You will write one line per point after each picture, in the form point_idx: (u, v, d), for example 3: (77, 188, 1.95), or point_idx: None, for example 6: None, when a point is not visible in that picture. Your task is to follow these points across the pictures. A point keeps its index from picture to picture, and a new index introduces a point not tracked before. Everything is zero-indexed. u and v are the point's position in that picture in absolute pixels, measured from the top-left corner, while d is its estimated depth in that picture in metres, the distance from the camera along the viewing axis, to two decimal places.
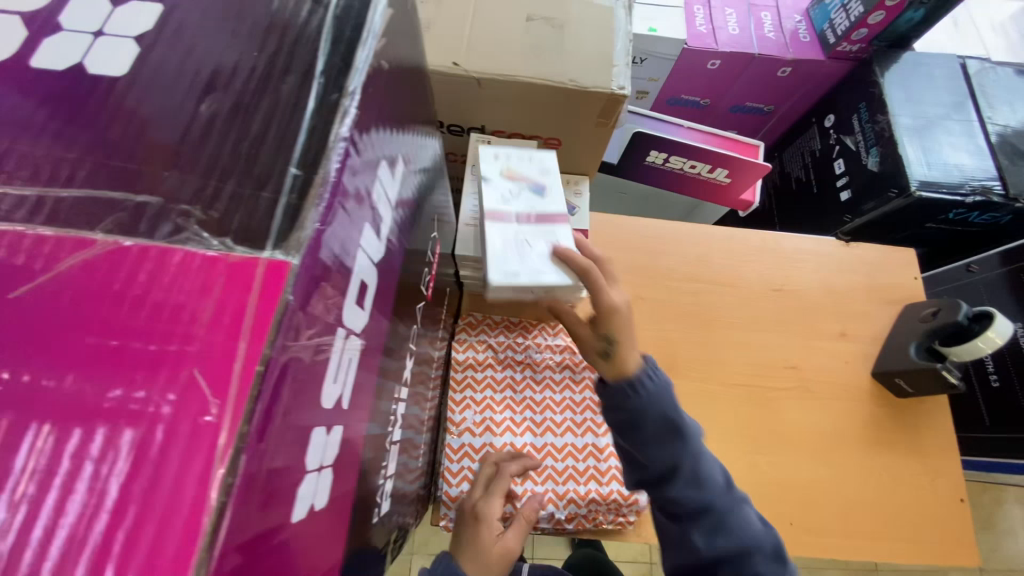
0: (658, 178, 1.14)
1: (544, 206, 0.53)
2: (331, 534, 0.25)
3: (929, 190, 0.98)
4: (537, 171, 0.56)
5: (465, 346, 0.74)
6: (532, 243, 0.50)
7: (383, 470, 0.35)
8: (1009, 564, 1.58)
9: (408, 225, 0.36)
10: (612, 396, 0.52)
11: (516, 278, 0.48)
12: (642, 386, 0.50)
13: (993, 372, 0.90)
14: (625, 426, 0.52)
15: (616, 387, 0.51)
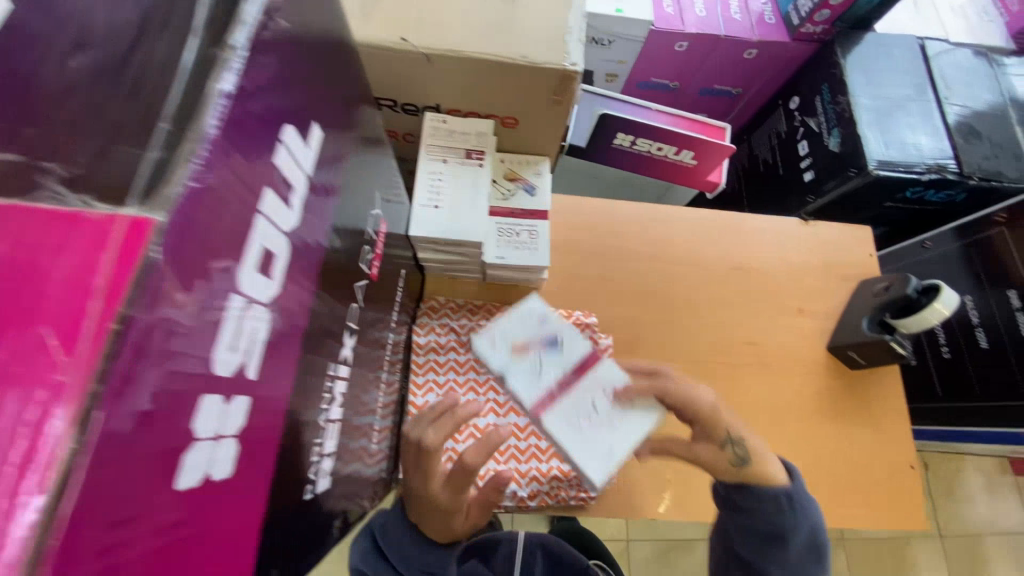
0: (627, 160, 1.14)
1: (575, 354, 0.56)
2: (243, 508, 0.25)
3: (887, 169, 1.01)
4: (540, 328, 0.57)
5: (427, 330, 0.73)
6: (600, 402, 0.53)
7: (319, 448, 0.35)
8: (967, 529, 1.66)
9: (339, 201, 0.36)
10: (779, 521, 0.54)
11: (624, 444, 0.52)
12: (799, 509, 0.54)
13: (945, 344, 0.93)
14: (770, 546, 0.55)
15: (777, 511, 0.54)
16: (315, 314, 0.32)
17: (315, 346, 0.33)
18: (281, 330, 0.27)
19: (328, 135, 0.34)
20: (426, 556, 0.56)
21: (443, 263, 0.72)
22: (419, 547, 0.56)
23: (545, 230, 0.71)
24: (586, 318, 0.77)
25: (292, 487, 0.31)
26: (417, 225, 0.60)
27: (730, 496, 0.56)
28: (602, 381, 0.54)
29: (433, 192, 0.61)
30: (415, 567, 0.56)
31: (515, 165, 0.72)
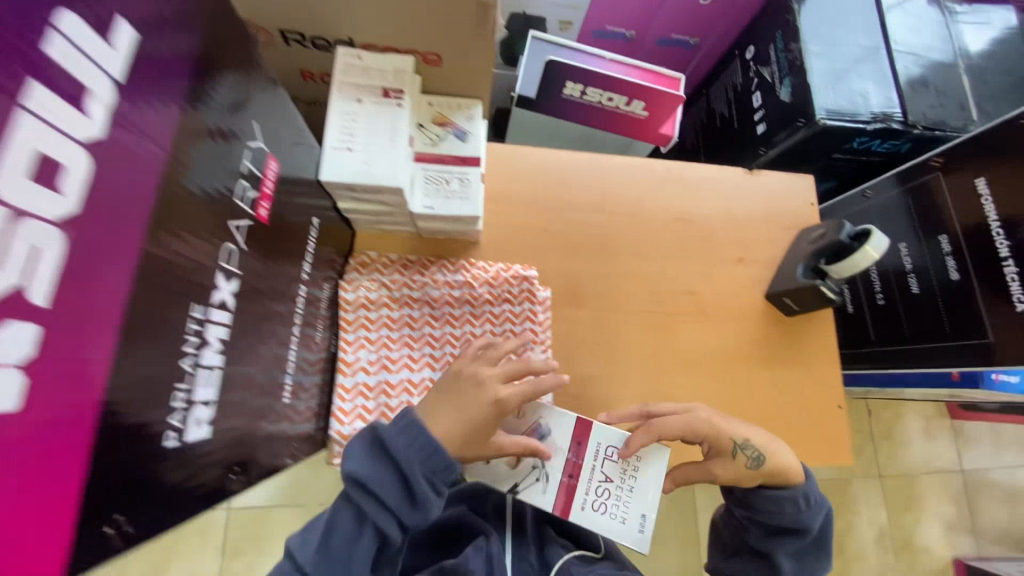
0: (577, 112, 1.10)
1: (565, 439, 0.64)
2: (51, 446, 0.24)
3: (834, 119, 1.00)
4: (542, 428, 0.65)
5: (355, 285, 0.69)
6: (608, 466, 0.63)
7: (182, 391, 0.33)
8: (904, 469, 1.78)
9: (203, 134, 0.34)
10: (788, 512, 0.68)
11: (648, 491, 0.62)
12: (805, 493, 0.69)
13: (880, 292, 0.96)
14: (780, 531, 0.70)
15: (788, 508, 0.68)
16: (157, 254, 0.30)
17: (163, 284, 0.31)
18: (83, 256, 0.25)
19: (178, 51, 0.31)
20: (428, 462, 0.58)
21: (369, 217, 0.68)
22: (422, 454, 0.57)
23: (478, 178, 0.67)
24: (525, 271, 0.75)
25: (137, 429, 0.30)
26: (329, 168, 0.56)
27: (749, 500, 0.69)
28: (598, 453, 0.63)
29: (346, 133, 0.57)
30: (415, 473, 0.57)
31: (443, 108, 0.68)
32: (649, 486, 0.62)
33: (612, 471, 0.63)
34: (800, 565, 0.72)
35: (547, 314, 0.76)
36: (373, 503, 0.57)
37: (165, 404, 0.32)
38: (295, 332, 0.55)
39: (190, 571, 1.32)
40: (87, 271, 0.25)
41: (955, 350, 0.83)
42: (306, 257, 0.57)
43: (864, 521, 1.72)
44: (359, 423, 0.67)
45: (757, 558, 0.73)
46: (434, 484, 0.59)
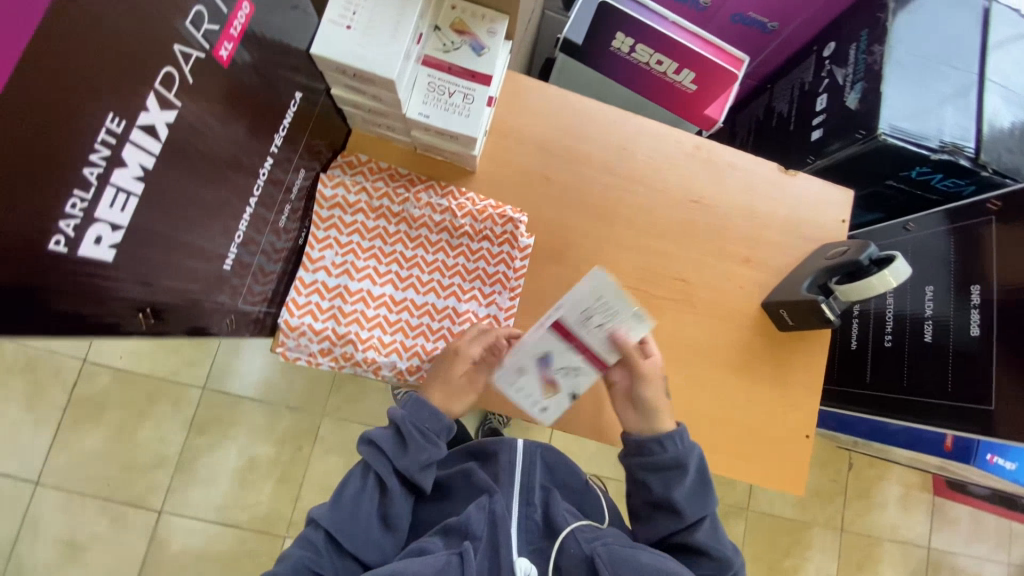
0: (622, 71, 1.03)
1: (556, 340, 0.64)
2: None
3: (897, 138, 0.90)
4: (534, 350, 0.65)
5: (335, 182, 0.67)
6: (592, 313, 0.62)
7: (79, 201, 0.32)
8: (869, 529, 1.73)
9: None
10: (667, 447, 0.65)
11: (618, 293, 0.61)
12: (670, 444, 0.65)
13: (889, 334, 0.88)
14: (670, 476, 0.65)
15: (667, 443, 0.65)
16: (66, 44, 0.29)
17: (64, 75, 0.30)
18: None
19: None
20: (421, 415, 0.65)
21: (364, 114, 0.65)
22: (415, 409, 0.65)
23: (483, 97, 0.63)
24: (513, 214, 0.71)
25: (11, 216, 0.29)
26: (321, 42, 0.53)
27: (627, 448, 0.67)
28: (580, 324, 0.63)
29: (347, 10, 0.54)
30: (411, 424, 0.64)
31: (465, 16, 0.63)
32: (613, 291, 0.61)
33: (598, 317, 0.63)
34: (708, 516, 0.65)
35: (525, 263, 0.72)
36: (379, 456, 0.64)
37: (52, 203, 0.31)
38: (251, 204, 0.52)
39: (155, 436, 1.38)
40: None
41: (952, 410, 0.77)
42: (279, 130, 0.54)
43: (812, 568, 1.68)
44: (308, 319, 0.65)
45: (663, 516, 0.66)
46: (431, 436, 0.65)
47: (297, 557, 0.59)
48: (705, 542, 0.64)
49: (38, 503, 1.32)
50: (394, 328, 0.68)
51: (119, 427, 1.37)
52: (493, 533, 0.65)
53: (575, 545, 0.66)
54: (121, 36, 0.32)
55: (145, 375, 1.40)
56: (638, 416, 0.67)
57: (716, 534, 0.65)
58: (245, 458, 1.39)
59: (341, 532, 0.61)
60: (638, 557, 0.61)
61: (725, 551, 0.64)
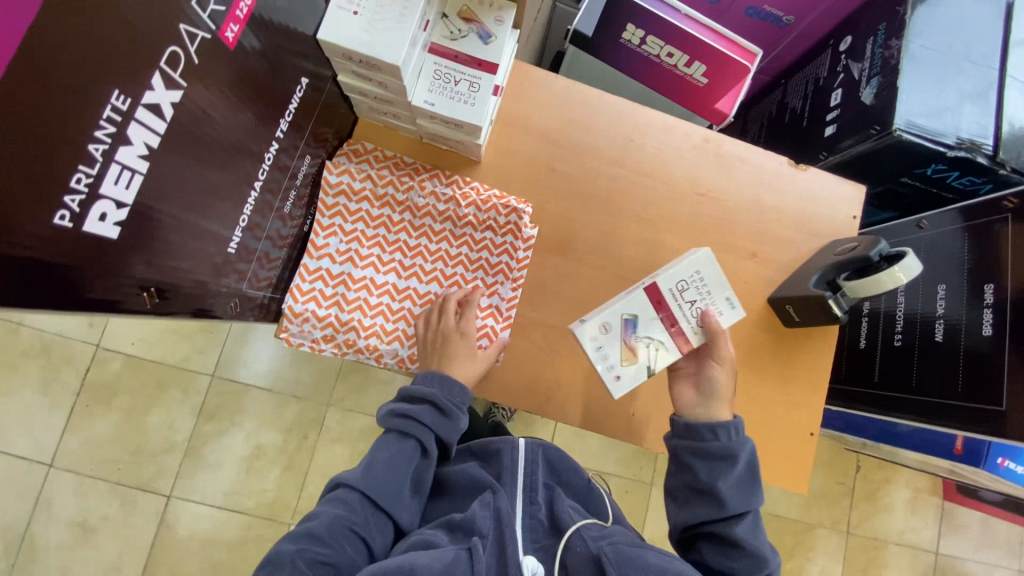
0: (632, 64, 1.02)
1: (647, 306, 0.68)
2: None
3: (913, 134, 0.88)
4: (624, 313, 0.68)
5: (340, 168, 0.67)
6: (688, 287, 0.68)
7: (83, 177, 0.33)
8: (875, 533, 1.70)
9: None
10: (718, 435, 0.64)
11: (716, 271, 0.68)
12: (722, 433, 0.64)
13: (899, 333, 0.86)
14: (717, 466, 0.63)
15: (721, 430, 0.64)
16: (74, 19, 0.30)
17: (70, 49, 0.30)
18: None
19: None
20: (456, 390, 0.65)
21: (370, 102, 0.65)
22: (453, 384, 0.65)
23: (489, 85, 0.63)
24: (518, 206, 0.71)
25: (18, 190, 0.29)
26: (328, 27, 0.53)
27: (678, 427, 0.66)
28: (675, 294, 0.68)
29: None
30: (446, 398, 0.65)
31: (473, 3, 0.63)
32: (714, 273, 0.68)
33: (692, 293, 0.68)
34: (752, 509, 0.62)
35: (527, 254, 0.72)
36: (417, 425, 0.65)
37: (57, 178, 0.31)
38: (256, 189, 0.52)
39: (164, 422, 1.40)
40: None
41: (962, 411, 0.75)
42: (285, 115, 0.54)
43: (816, 570, 1.67)
44: (312, 306, 0.65)
45: (702, 504, 0.63)
46: (462, 409, 0.66)
47: (333, 516, 0.60)
48: (743, 536, 0.61)
49: (51, 484, 1.35)
50: (396, 316, 0.68)
51: (130, 412, 1.40)
52: (499, 530, 0.63)
53: (581, 543, 0.64)
54: (127, 13, 0.33)
55: (156, 361, 1.43)
56: (698, 397, 0.67)
57: (754, 530, 0.62)
58: (252, 445, 1.41)
59: (377, 493, 0.62)
60: (644, 556, 0.60)
61: (762, 547, 0.62)
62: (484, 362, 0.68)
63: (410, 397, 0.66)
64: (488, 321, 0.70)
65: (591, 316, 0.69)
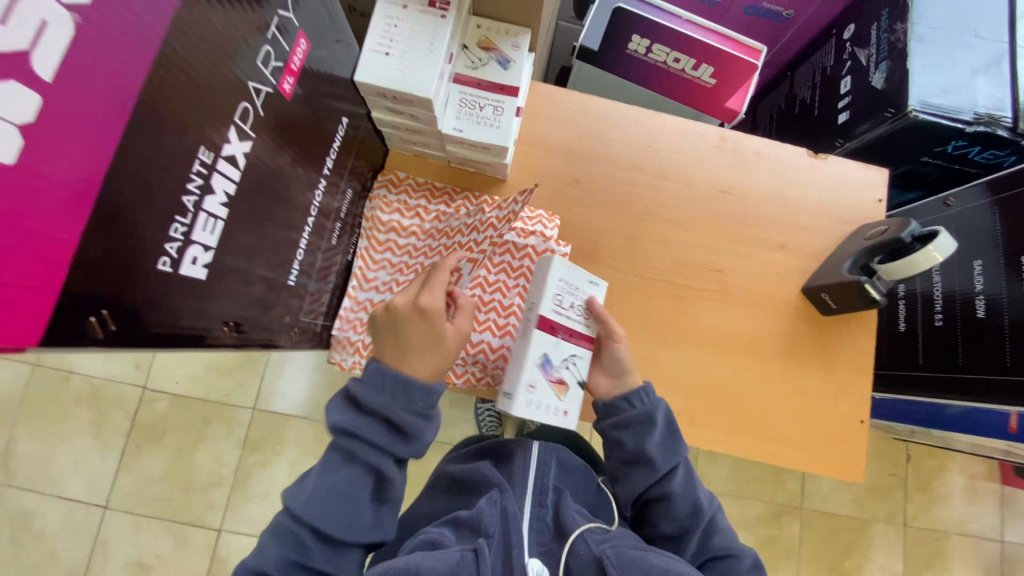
0: (640, 74, 1.05)
1: (546, 339, 0.64)
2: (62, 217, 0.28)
3: (929, 113, 0.89)
4: (533, 365, 0.63)
5: (385, 202, 0.71)
6: (562, 295, 0.66)
7: (178, 227, 0.37)
8: (934, 524, 1.64)
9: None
10: (635, 403, 0.69)
11: (572, 268, 0.68)
12: (637, 402, 0.69)
13: (939, 312, 0.85)
14: (640, 429, 0.69)
15: (636, 396, 0.70)
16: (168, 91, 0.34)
17: (167, 116, 0.34)
18: (84, 51, 0.28)
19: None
20: (417, 399, 0.58)
21: (401, 133, 0.69)
22: (410, 391, 0.58)
23: (512, 107, 0.67)
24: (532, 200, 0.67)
25: (132, 242, 0.33)
26: (364, 69, 0.57)
27: (599, 411, 0.71)
28: (558, 312, 0.66)
29: (385, 38, 0.58)
30: (402, 411, 0.58)
31: (490, 33, 0.68)
32: (568, 267, 0.67)
33: (568, 298, 0.67)
34: (679, 461, 0.70)
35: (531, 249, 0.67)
36: (371, 443, 0.58)
37: (161, 229, 0.35)
38: (308, 226, 0.56)
39: (211, 456, 1.45)
40: (86, 71, 0.28)
41: (1014, 387, 0.73)
42: (330, 153, 0.58)
43: (876, 567, 1.61)
44: (352, 333, 0.68)
45: (637, 470, 0.70)
46: (420, 416, 0.60)
47: (280, 554, 0.55)
48: (677, 487, 0.69)
49: (108, 525, 1.40)
50: None
51: (178, 449, 1.45)
52: (505, 529, 0.67)
53: (584, 546, 0.67)
54: (209, 80, 0.37)
55: (201, 398, 1.48)
56: (611, 379, 0.71)
57: (689, 482, 0.71)
58: (296, 473, 1.44)
59: (328, 524, 0.57)
60: (646, 559, 0.64)
61: (696, 493, 0.70)
62: (447, 350, 0.59)
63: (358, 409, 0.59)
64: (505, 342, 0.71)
65: (511, 401, 0.61)
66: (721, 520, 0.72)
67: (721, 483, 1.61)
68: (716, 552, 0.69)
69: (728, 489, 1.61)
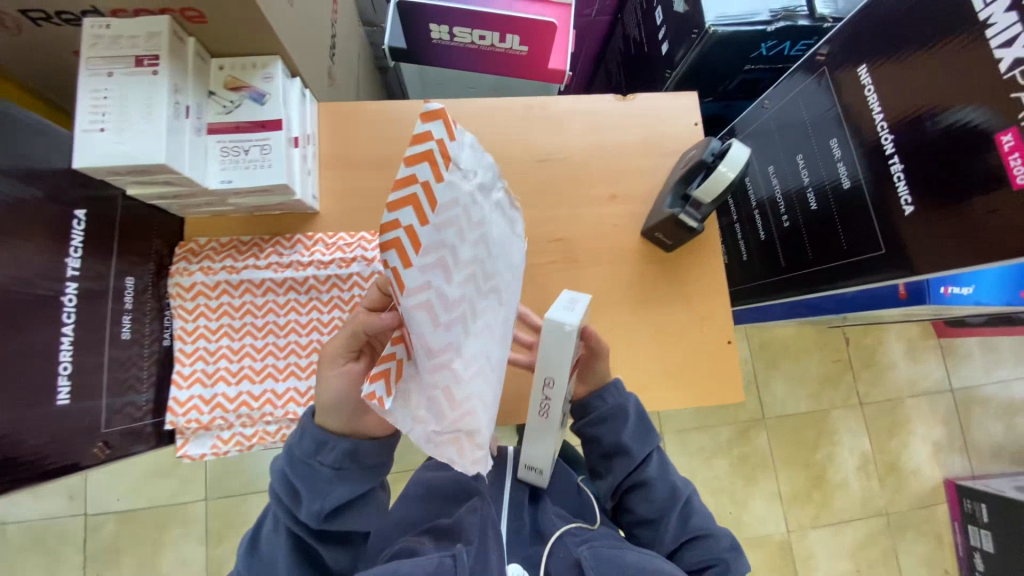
0: (457, 59, 1.02)
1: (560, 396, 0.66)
2: None
3: (728, 24, 0.88)
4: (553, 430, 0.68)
5: (190, 273, 0.67)
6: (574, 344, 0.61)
7: None
8: (889, 394, 1.70)
9: None
10: (606, 399, 0.71)
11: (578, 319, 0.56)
12: (608, 397, 0.71)
13: (785, 213, 0.87)
14: (613, 424, 0.71)
15: (611, 390, 0.71)
16: None
17: None
18: None
19: None
20: (309, 445, 0.58)
21: (177, 202, 0.65)
22: (305, 435, 0.58)
23: (279, 142, 0.62)
24: (412, 142, 0.37)
25: None
26: (81, 153, 0.53)
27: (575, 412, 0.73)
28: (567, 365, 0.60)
29: (97, 113, 0.53)
30: (299, 459, 0.58)
31: (236, 71, 0.62)
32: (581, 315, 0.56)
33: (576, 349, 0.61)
34: (653, 449, 0.74)
35: (449, 186, 0.38)
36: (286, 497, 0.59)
37: None
38: (66, 335, 0.55)
39: (177, 562, 1.39)
40: None
41: (855, 266, 0.75)
42: (70, 250, 0.56)
43: (846, 451, 1.66)
44: (196, 415, 0.65)
45: (618, 461, 0.73)
46: (318, 463, 0.58)
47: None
48: (655, 474, 0.73)
49: None
50: (283, 399, 0.67)
51: (139, 566, 1.38)
52: (482, 536, 0.65)
53: (564, 549, 0.68)
54: None
55: (147, 508, 1.40)
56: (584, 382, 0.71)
57: (663, 468, 0.74)
58: None
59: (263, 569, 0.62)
60: (622, 556, 0.65)
61: (670, 478, 0.73)
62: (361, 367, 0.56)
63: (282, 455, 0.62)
64: None
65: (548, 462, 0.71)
66: (698, 502, 0.75)
67: (685, 420, 1.63)
68: (693, 531, 0.72)
69: (693, 424, 1.63)
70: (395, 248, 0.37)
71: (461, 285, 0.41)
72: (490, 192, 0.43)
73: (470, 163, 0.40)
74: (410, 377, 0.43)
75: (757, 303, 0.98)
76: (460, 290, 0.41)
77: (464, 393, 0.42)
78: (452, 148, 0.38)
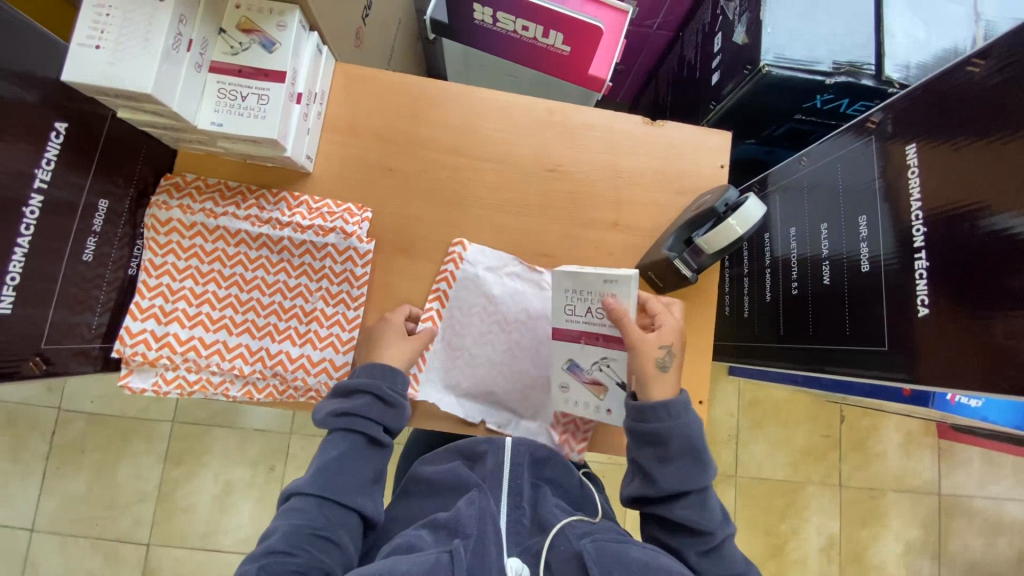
0: (496, 44, 0.98)
1: (570, 348, 0.68)
2: None
3: (784, 67, 0.82)
4: (560, 380, 0.69)
5: (168, 207, 0.66)
6: (572, 304, 0.66)
7: None
8: (872, 481, 1.62)
9: None
10: (651, 419, 0.61)
11: (575, 271, 0.65)
12: (658, 415, 0.61)
13: (795, 280, 0.82)
14: (657, 445, 0.61)
15: (658, 411, 0.61)
16: None
17: None
18: None
19: None
20: (400, 381, 0.65)
21: (169, 134, 0.63)
22: (399, 373, 0.65)
23: (278, 95, 0.59)
24: (446, 251, 0.72)
25: None
26: (72, 67, 0.51)
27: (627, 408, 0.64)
28: (571, 321, 0.67)
29: (96, 29, 0.52)
30: (390, 389, 0.64)
31: (252, 13, 0.60)
32: (573, 274, 0.65)
33: (584, 303, 0.65)
34: (692, 489, 0.60)
35: (468, 273, 0.71)
36: (363, 422, 0.63)
37: None
38: (21, 246, 0.53)
39: (131, 472, 1.30)
40: None
41: (852, 354, 0.69)
42: (43, 161, 0.54)
43: (813, 529, 1.59)
44: (142, 348, 0.64)
45: (640, 482, 0.63)
46: (406, 398, 0.66)
47: (291, 526, 0.57)
48: (686, 516, 0.60)
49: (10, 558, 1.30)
50: (232, 354, 0.66)
51: None
52: (482, 532, 0.57)
53: (565, 542, 0.58)
54: None
55: (116, 417, 1.31)
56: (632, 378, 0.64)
57: (701, 509, 0.60)
58: (221, 483, 1.30)
59: (339, 493, 0.60)
60: (628, 552, 0.54)
61: (708, 524, 0.59)
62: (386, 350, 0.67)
63: (344, 395, 0.64)
64: (303, 351, 0.68)
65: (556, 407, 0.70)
66: (732, 555, 0.60)
67: None
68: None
69: None
70: (439, 300, 0.71)
71: (472, 327, 0.72)
72: (502, 271, 0.72)
73: (483, 259, 0.72)
74: (427, 375, 0.71)
75: (743, 363, 0.93)
76: (472, 329, 0.72)
77: (477, 379, 0.72)
78: (469, 253, 0.71)
